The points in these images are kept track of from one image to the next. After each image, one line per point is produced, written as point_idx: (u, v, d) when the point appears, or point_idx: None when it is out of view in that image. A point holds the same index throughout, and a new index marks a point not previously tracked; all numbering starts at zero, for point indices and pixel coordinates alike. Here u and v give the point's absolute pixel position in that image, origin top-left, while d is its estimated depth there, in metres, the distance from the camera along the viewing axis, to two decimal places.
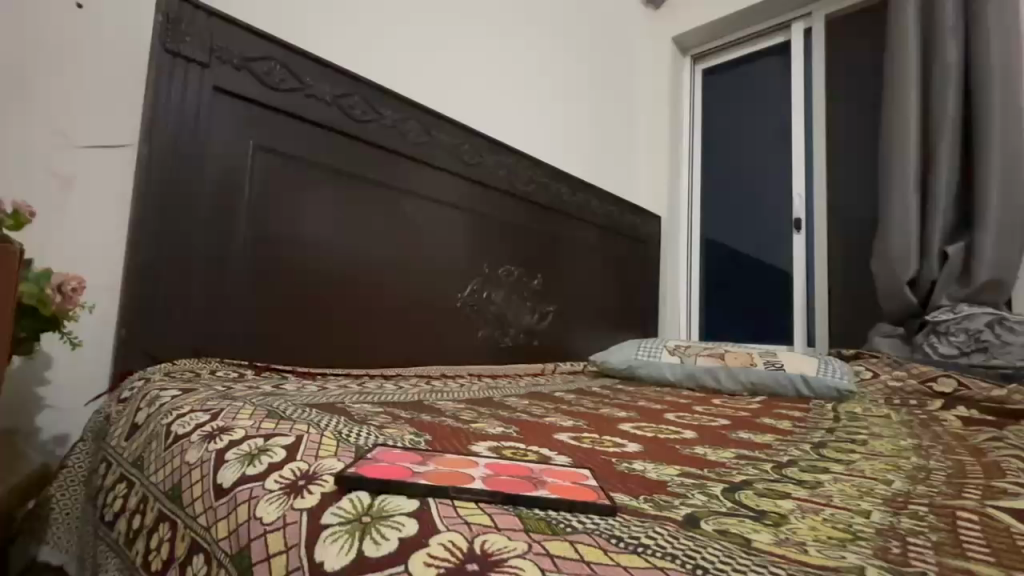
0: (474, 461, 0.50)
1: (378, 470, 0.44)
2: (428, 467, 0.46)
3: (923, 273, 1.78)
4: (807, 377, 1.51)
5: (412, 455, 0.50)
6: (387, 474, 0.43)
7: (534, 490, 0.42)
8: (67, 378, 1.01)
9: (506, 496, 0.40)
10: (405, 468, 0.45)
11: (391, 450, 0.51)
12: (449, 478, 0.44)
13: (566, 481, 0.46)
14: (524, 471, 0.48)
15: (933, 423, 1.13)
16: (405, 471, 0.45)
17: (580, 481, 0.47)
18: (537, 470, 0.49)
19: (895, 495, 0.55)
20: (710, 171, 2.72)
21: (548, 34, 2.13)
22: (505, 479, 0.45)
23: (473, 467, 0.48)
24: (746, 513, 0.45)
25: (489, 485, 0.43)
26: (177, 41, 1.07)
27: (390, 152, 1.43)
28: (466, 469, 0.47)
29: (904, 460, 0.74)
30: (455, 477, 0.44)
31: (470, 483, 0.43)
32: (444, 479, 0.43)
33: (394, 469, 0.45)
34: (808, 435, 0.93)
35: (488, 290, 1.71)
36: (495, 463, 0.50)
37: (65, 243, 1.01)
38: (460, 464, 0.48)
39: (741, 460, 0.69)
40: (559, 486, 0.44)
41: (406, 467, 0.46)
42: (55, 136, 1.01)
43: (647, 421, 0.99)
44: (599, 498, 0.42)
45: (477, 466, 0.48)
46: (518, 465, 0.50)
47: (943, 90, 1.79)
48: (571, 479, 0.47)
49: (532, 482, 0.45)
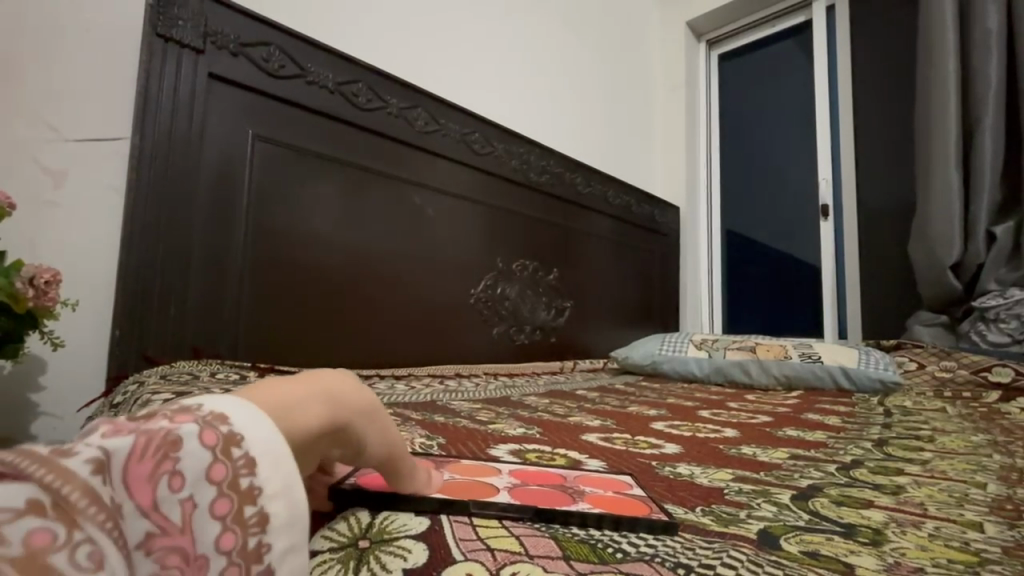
0: (496, 465, 0.44)
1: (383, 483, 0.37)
2: (444, 476, 0.40)
3: (968, 256, 1.66)
4: (846, 369, 1.40)
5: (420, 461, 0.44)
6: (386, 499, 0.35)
7: (571, 504, 0.35)
8: (61, 382, 0.96)
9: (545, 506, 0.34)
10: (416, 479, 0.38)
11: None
12: (471, 493, 0.36)
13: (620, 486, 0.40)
14: (565, 474, 0.42)
15: (997, 416, 1.02)
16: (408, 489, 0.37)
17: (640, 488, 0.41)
18: (584, 471, 0.44)
19: (999, 502, 0.46)
20: (729, 159, 2.61)
21: (555, 18, 2.05)
22: (535, 489, 0.37)
23: (495, 473, 0.41)
24: (831, 528, 0.37)
25: (524, 498, 0.36)
26: (168, 25, 1.00)
27: (393, 140, 1.35)
28: (486, 476, 0.40)
29: (985, 459, 0.65)
30: (474, 488, 0.37)
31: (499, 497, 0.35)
32: (462, 491, 0.36)
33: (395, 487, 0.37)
34: (864, 431, 0.83)
35: (502, 285, 1.63)
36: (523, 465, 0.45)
37: (54, 241, 0.96)
38: (479, 471, 0.41)
39: (799, 461, 0.61)
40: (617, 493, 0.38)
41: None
42: (44, 127, 0.96)
43: (682, 419, 0.90)
44: (652, 513, 0.34)
45: (501, 471, 0.42)
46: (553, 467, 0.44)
47: (985, 61, 1.67)
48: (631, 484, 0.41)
49: (575, 489, 0.38)
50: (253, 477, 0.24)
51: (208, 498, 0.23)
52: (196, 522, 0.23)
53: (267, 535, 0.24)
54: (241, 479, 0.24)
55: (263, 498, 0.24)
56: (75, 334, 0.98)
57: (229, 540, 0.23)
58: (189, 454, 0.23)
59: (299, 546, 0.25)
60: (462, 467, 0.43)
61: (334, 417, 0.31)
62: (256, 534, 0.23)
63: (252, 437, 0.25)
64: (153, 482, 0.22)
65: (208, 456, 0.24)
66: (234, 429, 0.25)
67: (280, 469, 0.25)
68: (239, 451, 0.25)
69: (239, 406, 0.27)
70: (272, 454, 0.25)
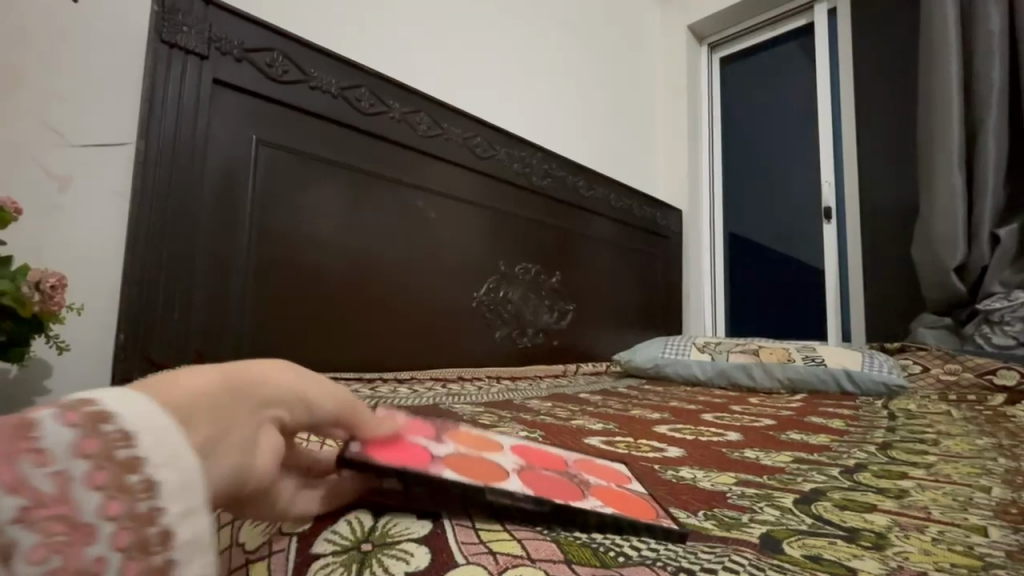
0: (495, 441, 0.45)
1: (389, 448, 0.36)
2: (448, 446, 0.39)
3: (972, 258, 1.66)
4: (850, 373, 1.39)
5: (418, 421, 0.44)
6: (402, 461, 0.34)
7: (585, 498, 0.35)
8: (67, 387, 0.97)
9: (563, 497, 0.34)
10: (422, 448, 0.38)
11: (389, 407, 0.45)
12: (487, 471, 0.36)
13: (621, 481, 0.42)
14: (567, 461, 0.43)
15: (1002, 419, 1.02)
16: (420, 454, 0.36)
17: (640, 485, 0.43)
18: (581, 460, 0.45)
19: (1003, 506, 0.45)
20: (731, 161, 2.62)
21: (557, 22, 2.06)
22: (543, 475, 0.38)
23: (500, 452, 0.41)
24: (834, 532, 0.37)
25: (537, 484, 0.36)
26: (174, 32, 1.01)
27: (397, 146, 1.36)
28: (490, 453, 0.41)
29: (990, 462, 0.64)
30: (484, 465, 0.37)
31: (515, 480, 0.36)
32: (473, 468, 0.36)
33: (405, 450, 0.37)
34: (868, 434, 0.83)
35: (505, 288, 1.63)
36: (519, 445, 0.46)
37: (60, 247, 0.97)
38: (483, 446, 0.41)
39: (802, 464, 0.60)
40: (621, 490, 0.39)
41: (419, 445, 0.38)
42: (51, 134, 0.97)
43: (685, 422, 0.90)
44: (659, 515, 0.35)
45: (505, 449, 0.42)
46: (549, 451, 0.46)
47: (987, 63, 1.67)
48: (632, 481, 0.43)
49: (581, 480, 0.39)
50: (131, 448, 0.23)
51: (82, 470, 0.22)
52: (73, 493, 0.22)
53: (158, 500, 0.23)
54: (117, 450, 0.23)
55: (149, 467, 0.24)
56: (81, 339, 0.98)
57: (115, 506, 0.22)
58: (52, 433, 0.22)
59: (199, 509, 0.25)
60: (463, 437, 0.43)
61: (235, 380, 0.30)
62: (145, 500, 0.23)
63: (129, 412, 0.24)
64: (13, 461, 0.21)
65: (72, 433, 0.23)
66: (102, 407, 0.24)
67: (169, 439, 0.25)
68: (112, 426, 0.24)
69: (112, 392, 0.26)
70: (151, 428, 0.24)
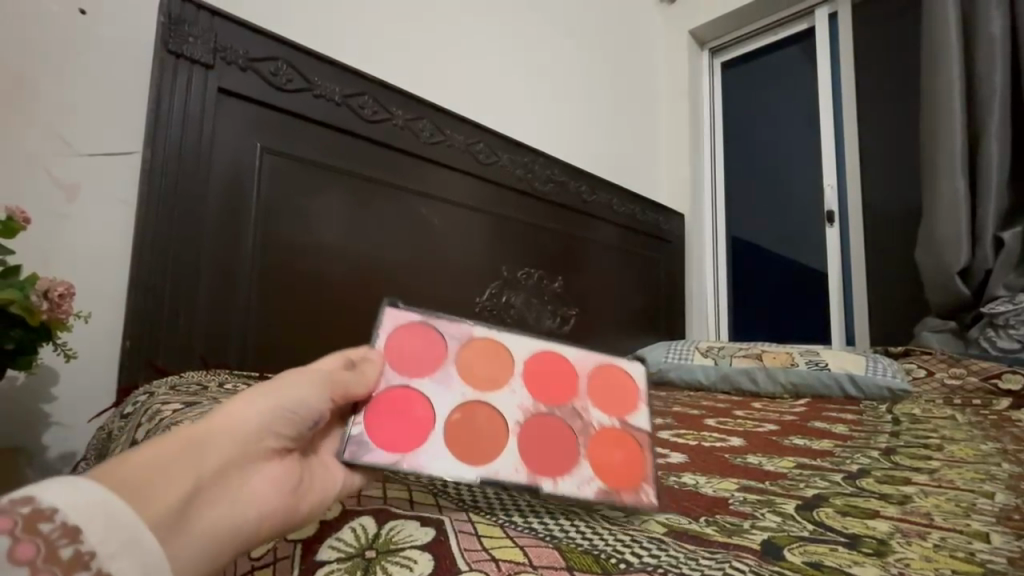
0: (510, 355, 0.50)
1: (397, 422, 0.43)
2: (454, 399, 0.46)
3: (976, 262, 1.65)
4: (853, 377, 1.39)
5: (435, 337, 0.49)
6: (402, 447, 0.42)
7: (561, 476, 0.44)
8: (72, 394, 0.97)
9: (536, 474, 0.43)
10: (426, 414, 0.44)
11: (411, 319, 0.49)
12: (481, 438, 0.44)
13: (605, 416, 0.50)
14: (564, 393, 0.50)
15: (1007, 423, 1.01)
16: (424, 419, 0.44)
17: (625, 417, 0.51)
18: (582, 382, 0.51)
19: (1006, 512, 0.45)
20: (733, 165, 2.62)
21: (558, 29, 2.07)
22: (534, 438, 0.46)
23: (505, 386, 0.48)
24: (836, 538, 0.37)
25: (522, 447, 0.45)
26: (180, 42, 1.03)
27: (401, 152, 1.38)
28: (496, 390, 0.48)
29: (993, 468, 0.64)
30: (480, 432, 0.44)
31: (504, 449, 0.44)
32: (470, 442, 0.44)
33: (411, 415, 0.44)
34: (872, 440, 0.83)
35: (508, 294, 1.63)
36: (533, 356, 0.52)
37: (67, 255, 0.98)
38: (490, 381, 0.48)
39: (805, 470, 0.60)
40: (597, 437, 0.48)
41: (426, 400, 0.45)
42: (57, 143, 0.98)
43: (688, 428, 0.90)
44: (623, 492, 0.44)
45: (512, 379, 0.49)
46: (558, 365, 0.52)
47: (988, 66, 1.67)
48: (615, 415, 0.51)
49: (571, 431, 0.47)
50: (76, 545, 0.26)
51: None
52: None
53: None
54: (61, 548, 0.25)
55: (101, 559, 0.26)
56: (87, 346, 0.99)
57: None
58: None
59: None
60: (477, 360, 0.49)
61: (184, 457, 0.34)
62: None
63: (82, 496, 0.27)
64: None
65: (9, 538, 0.24)
66: (39, 505, 0.26)
67: (117, 527, 0.27)
68: (50, 524, 0.25)
69: (55, 482, 0.27)
70: (100, 510, 0.27)
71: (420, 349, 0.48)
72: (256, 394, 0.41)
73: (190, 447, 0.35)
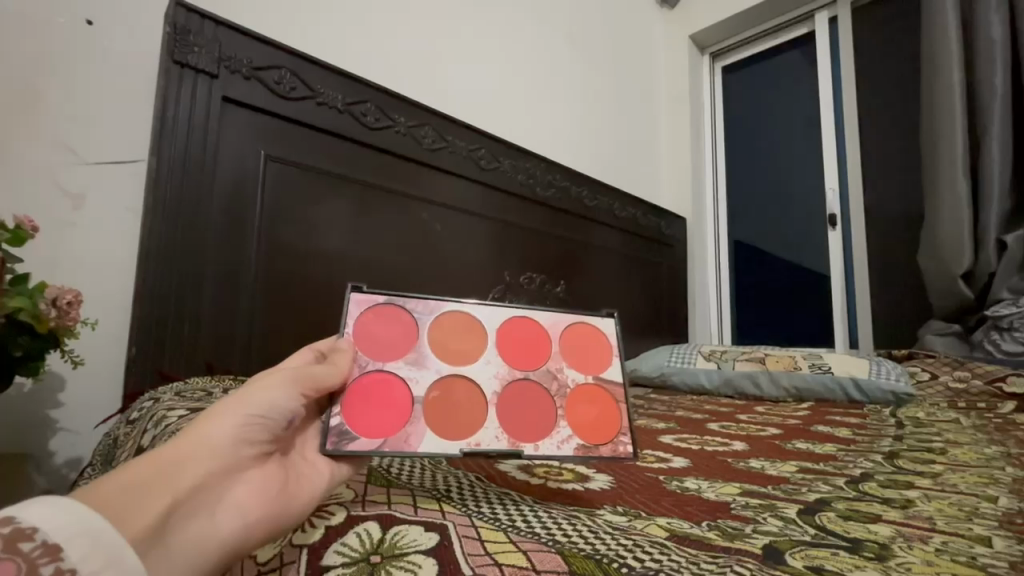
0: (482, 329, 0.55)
1: (376, 403, 0.48)
2: (430, 375, 0.50)
3: (980, 265, 1.65)
4: (857, 380, 1.38)
5: (404, 319, 0.53)
6: (389, 425, 0.46)
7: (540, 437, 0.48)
8: (78, 401, 0.98)
9: (515, 438, 0.47)
10: (403, 395, 0.49)
11: (377, 304, 0.54)
12: (460, 411, 0.49)
13: (580, 373, 0.54)
14: (538, 358, 0.54)
15: (1011, 427, 1.01)
16: (403, 400, 0.48)
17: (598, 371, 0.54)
18: (555, 344, 0.55)
19: (1008, 516, 0.45)
20: (735, 169, 2.62)
21: (559, 34, 2.08)
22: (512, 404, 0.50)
23: (480, 358, 0.52)
24: (837, 543, 0.37)
25: (501, 416, 0.49)
26: (185, 52, 1.04)
27: (404, 159, 1.39)
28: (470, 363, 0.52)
29: (997, 471, 0.64)
30: (459, 406, 0.49)
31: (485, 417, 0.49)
32: (451, 414, 0.48)
33: (391, 397, 0.48)
34: (875, 443, 0.83)
35: (510, 298, 1.63)
36: (501, 323, 0.56)
37: (73, 263, 0.99)
38: (464, 355, 0.52)
39: (807, 474, 0.60)
40: (573, 396, 0.52)
41: (403, 383, 0.49)
42: (65, 152, 0.99)
43: (690, 432, 0.90)
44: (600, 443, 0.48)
45: (485, 351, 0.53)
46: (528, 331, 0.56)
47: (988, 69, 1.67)
48: (592, 371, 0.54)
49: (548, 393, 0.51)
50: (58, 562, 0.27)
51: None
52: None
53: None
54: (43, 566, 0.27)
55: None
56: (93, 353, 1.00)
57: None
58: None
59: None
60: (447, 337, 0.53)
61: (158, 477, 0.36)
62: None
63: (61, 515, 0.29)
64: None
65: None
66: (21, 525, 0.27)
67: (97, 545, 0.29)
68: (32, 543, 0.27)
69: (43, 501, 0.29)
70: (77, 532, 0.29)
71: (388, 330, 0.53)
72: (223, 409, 0.42)
73: (163, 466, 0.36)
